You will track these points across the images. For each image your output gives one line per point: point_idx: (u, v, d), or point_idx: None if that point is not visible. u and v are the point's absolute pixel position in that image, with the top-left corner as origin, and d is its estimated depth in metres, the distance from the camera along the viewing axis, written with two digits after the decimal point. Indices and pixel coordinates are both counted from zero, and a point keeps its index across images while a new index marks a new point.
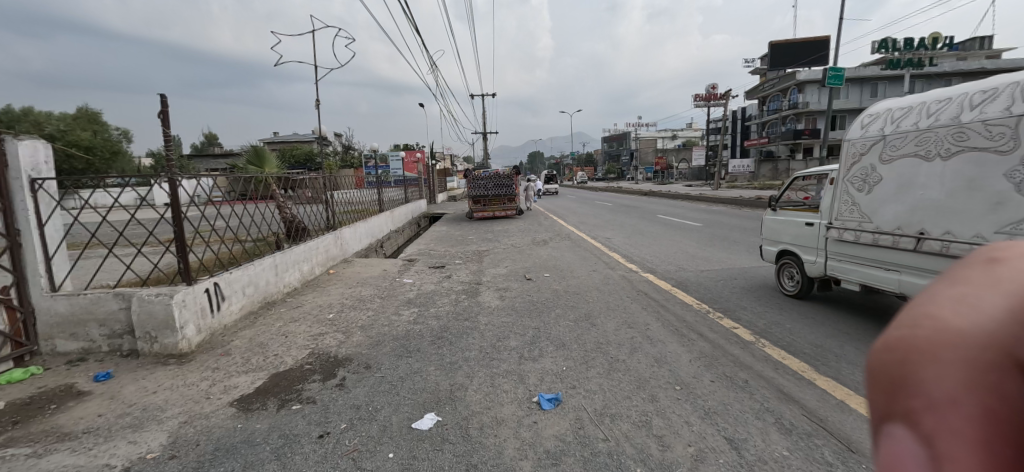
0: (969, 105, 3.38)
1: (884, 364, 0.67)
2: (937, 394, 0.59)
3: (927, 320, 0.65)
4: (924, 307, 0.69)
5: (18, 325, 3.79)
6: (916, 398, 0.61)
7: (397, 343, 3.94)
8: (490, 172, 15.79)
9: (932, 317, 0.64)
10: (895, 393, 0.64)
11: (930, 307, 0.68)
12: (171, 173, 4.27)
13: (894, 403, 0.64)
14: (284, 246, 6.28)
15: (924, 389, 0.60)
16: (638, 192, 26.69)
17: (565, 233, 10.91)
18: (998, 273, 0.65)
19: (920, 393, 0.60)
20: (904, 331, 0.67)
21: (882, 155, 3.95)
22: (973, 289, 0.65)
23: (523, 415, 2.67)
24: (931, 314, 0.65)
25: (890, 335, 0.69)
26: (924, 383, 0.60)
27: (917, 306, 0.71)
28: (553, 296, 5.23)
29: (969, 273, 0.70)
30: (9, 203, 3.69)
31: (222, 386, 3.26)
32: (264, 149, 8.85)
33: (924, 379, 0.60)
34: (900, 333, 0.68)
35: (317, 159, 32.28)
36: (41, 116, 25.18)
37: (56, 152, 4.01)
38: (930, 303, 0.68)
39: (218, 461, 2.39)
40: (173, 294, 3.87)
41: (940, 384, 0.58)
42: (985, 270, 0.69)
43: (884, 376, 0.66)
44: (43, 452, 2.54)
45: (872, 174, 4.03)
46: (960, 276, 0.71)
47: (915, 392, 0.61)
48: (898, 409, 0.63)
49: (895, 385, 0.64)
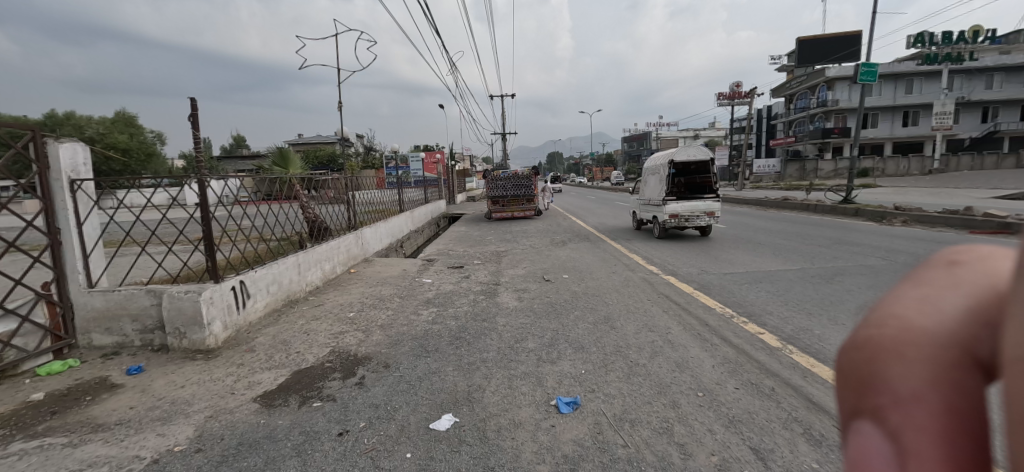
0: (658, 165, 9.76)
1: (854, 361, 0.70)
2: (903, 391, 0.61)
3: (894, 322, 0.68)
4: (890, 309, 0.72)
5: (58, 319, 3.97)
6: (883, 396, 0.63)
7: (415, 342, 3.97)
8: (509, 172, 15.82)
9: (899, 319, 0.67)
10: (863, 391, 0.66)
11: (895, 309, 0.71)
12: (200, 174, 4.39)
13: (862, 399, 0.66)
14: (307, 245, 6.40)
15: (890, 386, 0.62)
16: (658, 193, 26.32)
17: (584, 234, 10.83)
18: (957, 276, 0.69)
19: (886, 390, 0.63)
20: (873, 331, 0.70)
21: (646, 176, 10.42)
22: (934, 292, 0.68)
23: (541, 419, 2.65)
24: (897, 316, 0.68)
25: (859, 336, 0.73)
26: (890, 380, 0.62)
27: (884, 308, 0.74)
28: (572, 298, 5.20)
29: (930, 277, 0.74)
30: (50, 202, 3.86)
31: (247, 382, 3.34)
32: (288, 151, 9.10)
33: (890, 377, 0.63)
34: (869, 332, 0.71)
35: (339, 160, 32.91)
36: (81, 119, 26.41)
37: (94, 154, 4.18)
38: (894, 306, 0.72)
39: (241, 456, 2.45)
40: (201, 291, 3.99)
41: (906, 380, 0.61)
42: (947, 271, 0.73)
43: (854, 374, 0.69)
44: (78, 442, 2.64)
45: (643, 183, 10.62)
46: (922, 280, 0.75)
47: (881, 389, 0.63)
48: (866, 406, 0.65)
49: (863, 382, 0.67)
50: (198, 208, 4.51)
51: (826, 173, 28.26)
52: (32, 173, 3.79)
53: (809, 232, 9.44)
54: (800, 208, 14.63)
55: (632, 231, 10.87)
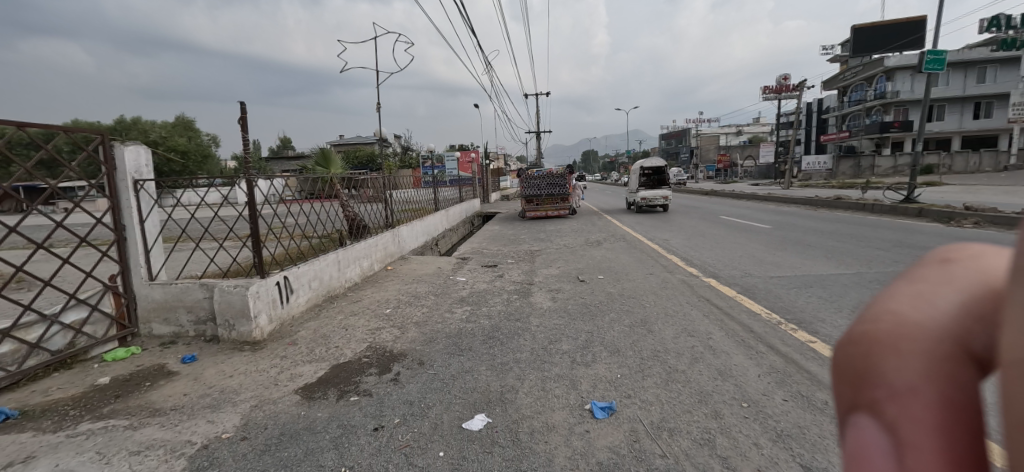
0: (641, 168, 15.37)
1: (852, 357, 0.73)
2: (899, 385, 0.64)
3: (889, 319, 0.71)
4: (885, 306, 0.76)
5: (123, 309, 4.28)
6: (879, 389, 0.66)
7: (449, 341, 4.02)
8: (543, 171, 15.76)
9: (894, 315, 0.71)
10: (861, 384, 0.69)
11: (891, 306, 0.74)
12: (249, 175, 4.59)
13: (859, 393, 0.70)
14: (347, 242, 6.60)
15: (886, 381, 0.66)
16: (698, 193, 25.46)
17: (620, 234, 10.63)
18: (951, 276, 0.72)
19: (881, 383, 0.66)
20: (870, 327, 0.74)
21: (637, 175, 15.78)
22: (927, 290, 0.72)
23: (575, 423, 2.63)
24: (892, 312, 0.72)
25: (855, 331, 0.77)
26: (885, 374, 0.66)
27: (878, 306, 0.78)
28: (607, 299, 5.12)
29: (924, 275, 0.78)
30: (117, 201, 4.16)
31: (290, 374, 3.48)
32: (329, 151, 9.42)
33: (885, 371, 0.66)
34: (865, 328, 0.75)
35: (377, 160, 33.82)
36: (144, 124, 28.35)
37: (155, 156, 4.47)
38: (890, 303, 0.76)
39: (284, 446, 2.55)
40: (249, 286, 4.19)
41: (901, 375, 0.64)
42: (942, 270, 0.77)
43: (851, 370, 0.73)
44: (138, 425, 2.84)
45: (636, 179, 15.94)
46: (915, 277, 0.79)
47: (879, 383, 0.67)
48: (864, 399, 0.69)
49: (860, 376, 0.70)
50: (246, 207, 4.71)
51: (883, 171, 26.50)
52: (102, 174, 4.09)
53: (865, 234, 8.87)
54: (855, 208, 13.75)
55: (670, 231, 10.56)
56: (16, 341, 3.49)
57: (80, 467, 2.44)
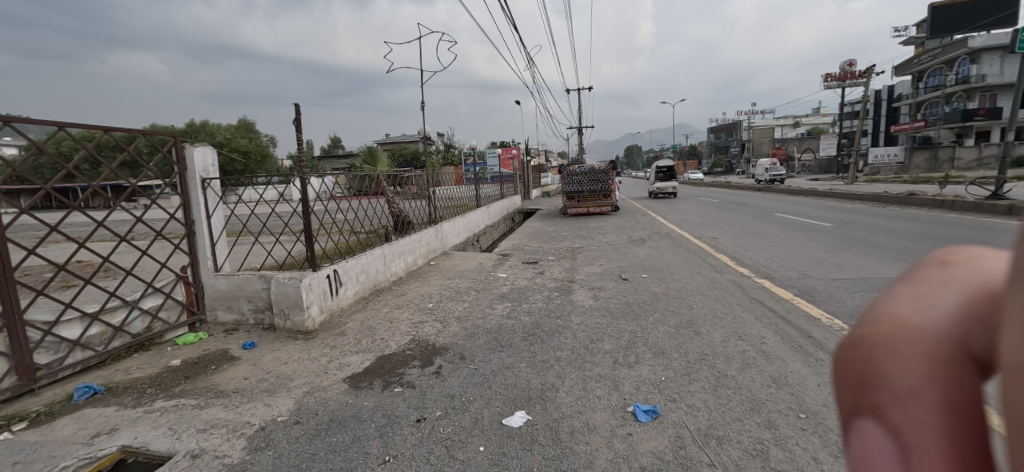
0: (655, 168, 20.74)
1: (852, 360, 0.70)
2: (901, 387, 0.62)
3: (890, 322, 0.69)
4: (885, 308, 0.73)
5: (193, 297, 4.62)
6: (881, 393, 0.63)
7: (489, 336, 4.07)
8: (585, 167, 15.57)
9: (896, 318, 0.68)
10: (863, 388, 0.66)
11: (890, 309, 0.72)
12: (302, 173, 4.82)
13: (862, 397, 0.66)
14: (391, 238, 6.80)
15: (888, 383, 0.63)
16: (750, 189, 24.26)
17: (665, 231, 10.31)
18: (951, 278, 0.69)
19: (884, 386, 0.63)
20: (869, 330, 0.71)
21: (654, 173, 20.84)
22: (927, 293, 0.69)
23: (617, 425, 2.59)
24: (893, 315, 0.69)
25: (855, 335, 0.74)
26: (887, 378, 0.63)
27: (877, 309, 0.75)
28: (652, 299, 4.98)
29: (923, 277, 0.75)
30: (188, 198, 4.48)
31: (338, 363, 3.64)
32: (375, 149, 9.78)
33: (886, 375, 0.63)
34: (865, 332, 0.72)
35: (421, 158, 34.67)
36: (210, 127, 30.43)
37: (220, 156, 4.78)
38: (891, 305, 0.73)
39: (332, 432, 2.67)
40: (302, 278, 4.40)
41: (902, 376, 0.62)
42: (941, 272, 0.73)
43: (851, 374, 0.70)
44: (204, 405, 3.06)
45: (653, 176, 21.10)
46: (914, 280, 0.76)
47: (880, 386, 0.64)
48: (866, 403, 0.65)
49: (862, 380, 0.67)
50: (299, 204, 4.95)
51: (962, 164, 24.17)
52: (175, 173, 4.43)
53: (943, 234, 8.12)
54: (932, 206, 12.60)
55: (719, 229, 10.13)
56: (104, 324, 3.85)
57: (155, 441, 2.67)
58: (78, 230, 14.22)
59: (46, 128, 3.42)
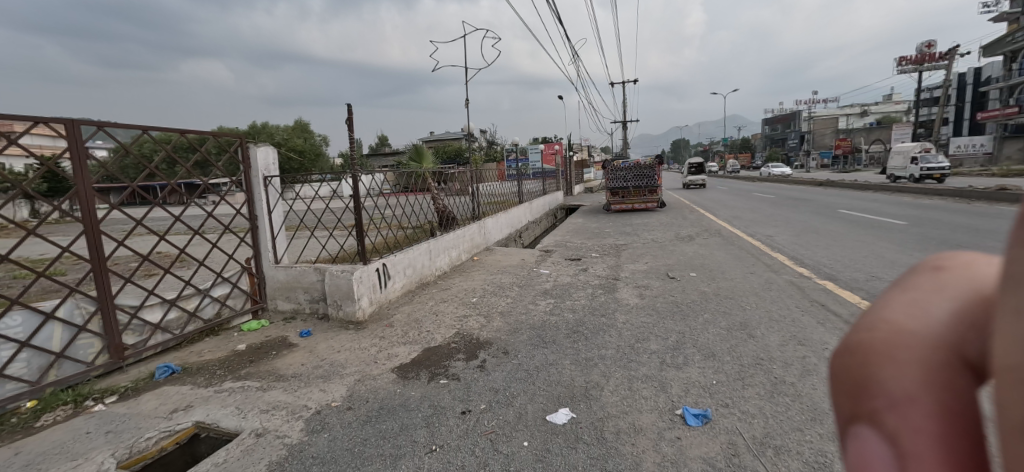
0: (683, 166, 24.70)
1: (848, 366, 0.67)
2: (896, 392, 0.59)
3: (886, 326, 0.66)
4: (880, 312, 0.70)
5: (256, 287, 4.93)
6: (877, 398, 0.61)
7: (533, 332, 4.08)
8: (630, 162, 15.22)
9: (890, 322, 0.66)
10: (859, 394, 0.64)
11: (884, 314, 0.69)
12: (354, 170, 5.01)
13: (859, 402, 0.63)
14: (436, 233, 6.96)
15: (883, 389, 0.60)
16: (812, 183, 22.74)
17: (716, 229, 9.90)
18: (944, 280, 0.67)
19: (882, 393, 0.60)
20: (864, 336, 0.68)
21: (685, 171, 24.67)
22: (919, 294, 0.67)
23: (665, 428, 2.53)
24: (887, 319, 0.67)
25: (851, 340, 0.71)
26: (883, 383, 0.60)
27: (872, 314, 0.72)
28: (701, 299, 4.81)
29: (916, 279, 0.73)
30: (252, 195, 4.79)
31: (387, 353, 3.78)
32: (421, 147, 10.06)
33: (884, 380, 0.60)
34: (860, 337, 0.69)
35: (464, 155, 35.14)
36: (269, 128, 32.22)
37: (280, 155, 5.05)
38: (886, 309, 0.70)
39: (382, 419, 2.78)
40: (353, 271, 4.59)
41: (900, 381, 0.59)
42: (934, 274, 0.71)
43: (847, 380, 0.67)
44: (266, 387, 3.27)
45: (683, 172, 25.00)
46: (907, 283, 0.73)
47: (876, 392, 0.61)
48: (862, 410, 0.62)
49: (857, 386, 0.64)
50: (351, 200, 5.15)
51: None
52: (241, 172, 4.73)
53: None
54: None
55: (775, 227, 9.59)
56: (180, 310, 4.18)
57: (224, 419, 2.89)
58: (159, 225, 15.60)
59: (131, 131, 3.79)
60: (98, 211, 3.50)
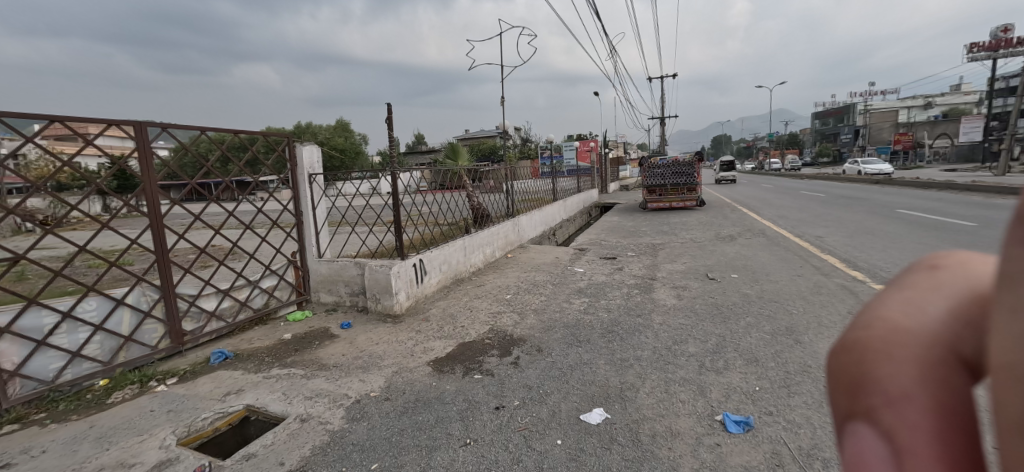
0: None
1: (845, 365, 0.70)
2: (893, 389, 0.61)
3: (882, 325, 0.68)
4: (876, 312, 0.72)
5: (301, 279, 5.15)
6: (874, 395, 0.62)
7: (567, 330, 4.06)
8: (668, 159, 14.82)
9: (886, 321, 0.68)
10: (856, 391, 0.65)
11: (880, 312, 0.71)
12: (393, 168, 5.13)
13: (855, 399, 0.65)
14: (471, 231, 7.05)
15: (880, 386, 0.62)
16: (868, 180, 21.37)
17: (760, 229, 9.48)
18: (939, 281, 0.70)
19: (878, 390, 0.62)
20: (860, 334, 0.71)
21: None
22: (916, 294, 0.69)
23: (704, 433, 2.46)
24: (884, 318, 0.69)
25: (847, 338, 0.73)
26: (880, 380, 0.62)
27: (868, 314, 0.75)
28: (743, 301, 4.64)
29: (912, 280, 0.75)
30: (298, 192, 4.99)
31: (423, 347, 3.86)
32: (457, 144, 10.20)
33: (881, 377, 0.62)
34: (856, 335, 0.71)
35: (499, 152, 35.21)
36: (312, 128, 33.46)
37: (323, 154, 5.23)
38: (881, 308, 0.72)
39: (419, 411, 2.85)
40: (392, 265, 4.72)
41: (897, 379, 0.61)
42: (930, 275, 0.73)
43: (844, 377, 0.69)
44: (309, 375, 3.42)
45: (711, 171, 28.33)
46: (904, 283, 0.76)
47: (873, 389, 0.63)
48: (859, 406, 0.64)
49: (854, 383, 0.66)
50: (390, 197, 5.27)
51: None
52: (288, 170, 4.94)
53: None
54: None
55: (826, 227, 9.08)
56: (233, 299, 4.42)
57: (272, 403, 3.04)
58: (214, 220, 16.60)
59: (190, 132, 4.05)
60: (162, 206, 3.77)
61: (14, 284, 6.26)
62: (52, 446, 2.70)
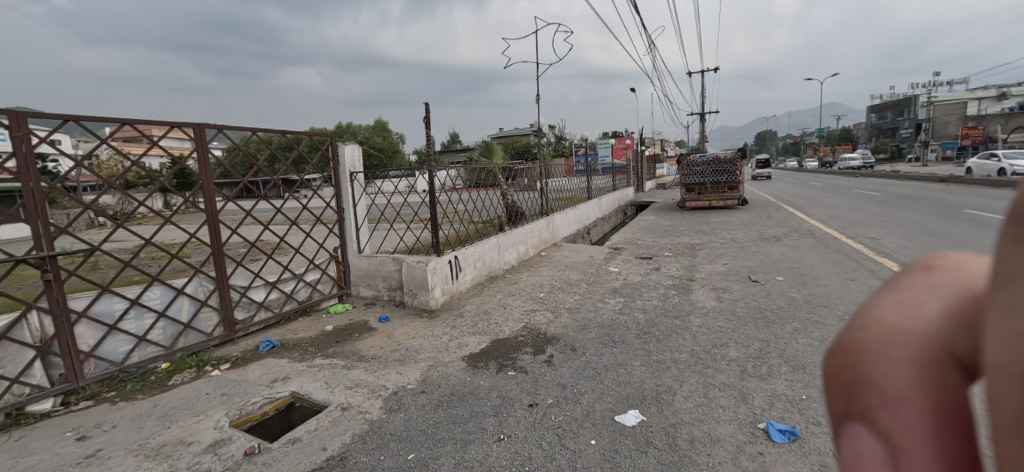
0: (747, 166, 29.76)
1: (839, 366, 0.67)
2: (889, 390, 0.58)
3: (877, 325, 0.65)
4: (872, 312, 0.69)
5: (342, 274, 5.33)
6: (870, 396, 0.60)
7: (601, 330, 4.01)
8: (708, 156, 14.33)
9: (882, 322, 0.65)
10: (851, 391, 0.62)
11: (875, 312, 0.69)
12: (431, 166, 5.21)
13: (851, 400, 0.62)
14: (506, 228, 7.08)
15: (877, 386, 0.59)
16: (930, 180, 19.91)
17: (808, 229, 9.02)
18: (933, 282, 0.67)
19: (873, 390, 0.60)
20: (856, 334, 0.68)
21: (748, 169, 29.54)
22: (912, 295, 0.67)
23: (745, 441, 2.37)
24: (880, 319, 0.66)
25: (842, 337, 0.70)
26: (876, 380, 0.59)
27: (863, 312, 0.72)
28: (789, 305, 4.44)
29: (906, 281, 0.73)
30: (341, 189, 5.16)
31: (457, 342, 3.92)
32: (491, 143, 10.28)
33: (876, 377, 0.60)
34: (852, 336, 0.68)
35: (532, 151, 35.19)
36: (353, 129, 34.55)
37: (364, 153, 5.37)
38: (877, 308, 0.70)
39: (454, 405, 2.89)
40: (428, 262, 4.81)
41: (893, 380, 0.58)
42: (924, 276, 0.71)
43: (839, 377, 0.66)
44: (349, 366, 3.54)
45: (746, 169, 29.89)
46: (898, 284, 0.74)
47: (868, 390, 0.60)
48: (855, 407, 0.61)
49: (849, 384, 0.63)
50: (427, 194, 5.37)
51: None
52: (331, 168, 5.12)
53: None
54: None
55: (882, 229, 8.53)
56: (280, 292, 4.63)
57: (315, 391, 3.17)
58: (262, 216, 17.47)
59: (242, 133, 4.27)
60: (217, 203, 4.00)
61: (88, 273, 6.83)
62: (121, 422, 2.93)
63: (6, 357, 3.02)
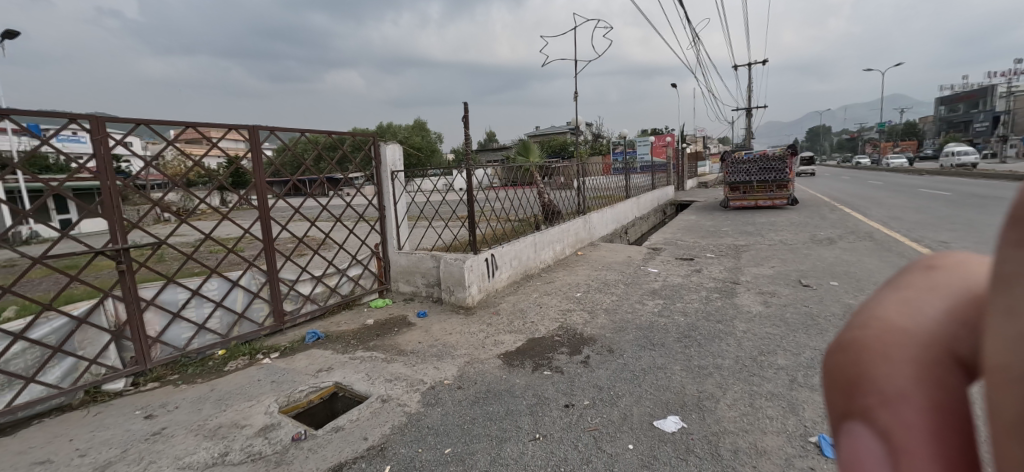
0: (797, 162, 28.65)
1: (838, 365, 0.63)
2: (889, 390, 0.55)
3: (877, 324, 0.62)
4: (873, 310, 0.66)
5: (382, 270, 5.48)
6: (869, 395, 0.57)
7: (640, 332, 3.93)
8: (755, 154, 13.69)
9: (882, 321, 0.62)
10: (851, 391, 0.59)
11: (875, 311, 0.66)
12: (468, 165, 5.26)
13: (849, 399, 0.59)
14: (542, 227, 7.06)
15: (878, 386, 0.56)
16: (1008, 178, 18.22)
17: (866, 232, 8.47)
18: (936, 281, 0.64)
19: (872, 390, 0.57)
20: (856, 332, 0.65)
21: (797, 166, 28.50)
22: (914, 294, 0.64)
23: (795, 455, 2.26)
24: (880, 318, 0.63)
25: (842, 336, 0.67)
26: (877, 380, 0.56)
27: (863, 311, 0.69)
28: (844, 312, 4.19)
29: (908, 280, 0.69)
30: (382, 187, 5.29)
31: (494, 340, 3.95)
32: (529, 142, 10.27)
33: (877, 377, 0.56)
34: (852, 334, 0.65)
35: (569, 149, 34.89)
36: (394, 129, 35.40)
37: (404, 152, 5.48)
38: (877, 307, 0.66)
39: (489, 402, 2.92)
40: (465, 259, 4.87)
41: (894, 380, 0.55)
42: (925, 275, 0.68)
43: (838, 377, 0.63)
44: (389, 360, 3.64)
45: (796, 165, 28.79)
46: (898, 282, 0.71)
47: (867, 389, 0.57)
48: (854, 405, 0.58)
49: (849, 382, 0.60)
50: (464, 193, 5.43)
51: None
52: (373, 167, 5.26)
53: None
54: None
55: (952, 232, 7.88)
56: (324, 286, 4.82)
57: (356, 383, 3.28)
58: (309, 213, 18.26)
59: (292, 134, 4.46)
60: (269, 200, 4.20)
61: (155, 264, 7.37)
62: (183, 403, 3.14)
63: (86, 339, 3.33)
